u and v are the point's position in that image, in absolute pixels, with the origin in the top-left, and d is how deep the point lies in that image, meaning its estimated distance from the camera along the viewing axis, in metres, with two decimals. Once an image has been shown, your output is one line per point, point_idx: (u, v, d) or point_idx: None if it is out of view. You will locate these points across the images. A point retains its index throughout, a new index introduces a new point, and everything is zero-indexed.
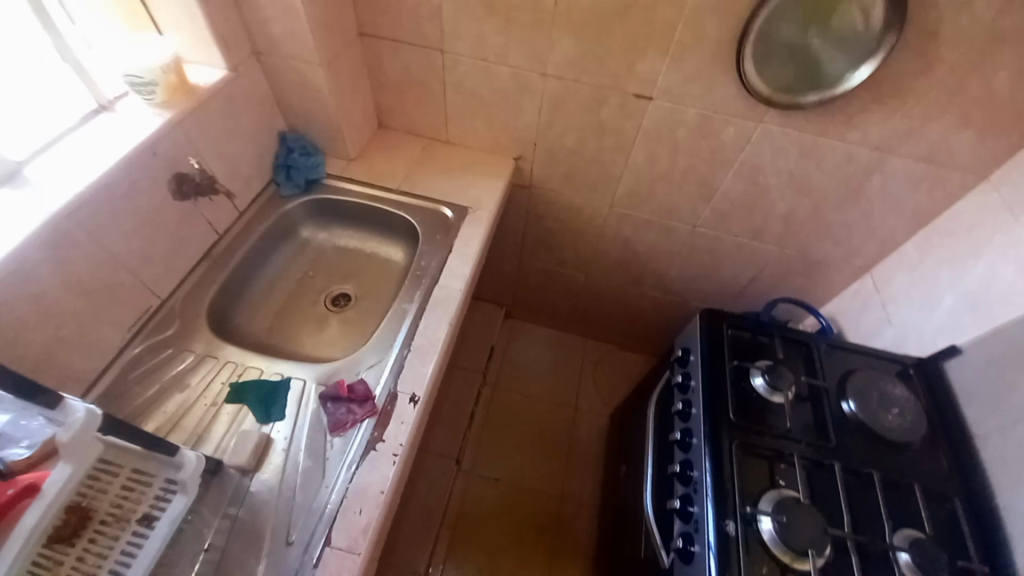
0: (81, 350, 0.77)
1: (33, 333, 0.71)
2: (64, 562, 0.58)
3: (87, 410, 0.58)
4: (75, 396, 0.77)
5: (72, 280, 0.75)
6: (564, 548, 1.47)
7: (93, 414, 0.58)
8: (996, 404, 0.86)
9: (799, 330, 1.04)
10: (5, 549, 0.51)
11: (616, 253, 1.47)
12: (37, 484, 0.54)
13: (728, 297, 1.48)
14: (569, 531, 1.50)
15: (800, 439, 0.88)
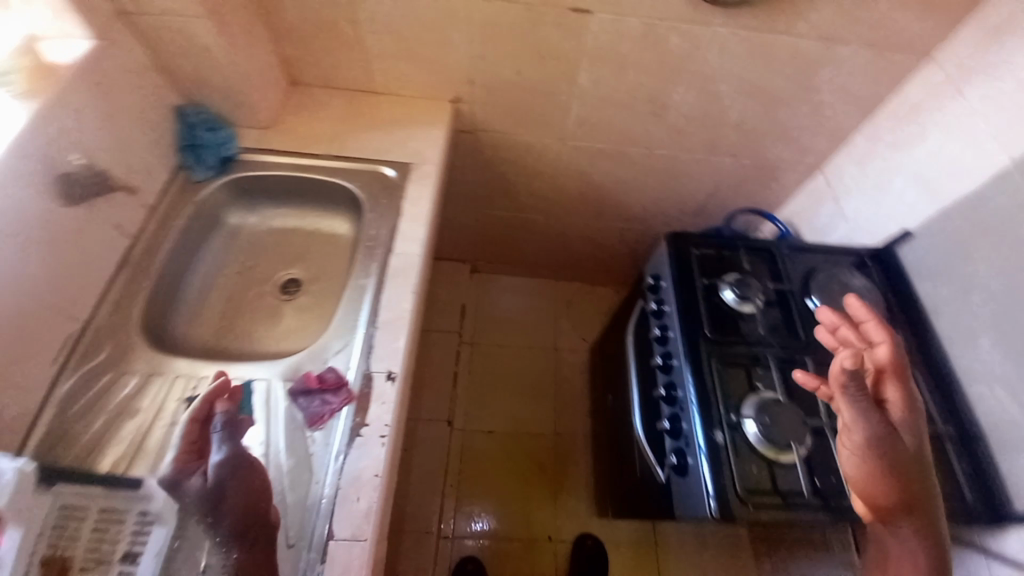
0: (2, 398, 0.67)
1: None
2: None
3: (15, 470, 0.61)
4: (9, 449, 0.68)
5: None
6: (566, 481, 1.54)
7: (25, 472, 0.61)
8: (947, 278, 0.92)
9: (760, 238, 1.05)
10: None
11: (573, 188, 1.41)
12: None
13: (689, 217, 1.48)
14: (569, 464, 1.57)
15: (773, 343, 0.91)
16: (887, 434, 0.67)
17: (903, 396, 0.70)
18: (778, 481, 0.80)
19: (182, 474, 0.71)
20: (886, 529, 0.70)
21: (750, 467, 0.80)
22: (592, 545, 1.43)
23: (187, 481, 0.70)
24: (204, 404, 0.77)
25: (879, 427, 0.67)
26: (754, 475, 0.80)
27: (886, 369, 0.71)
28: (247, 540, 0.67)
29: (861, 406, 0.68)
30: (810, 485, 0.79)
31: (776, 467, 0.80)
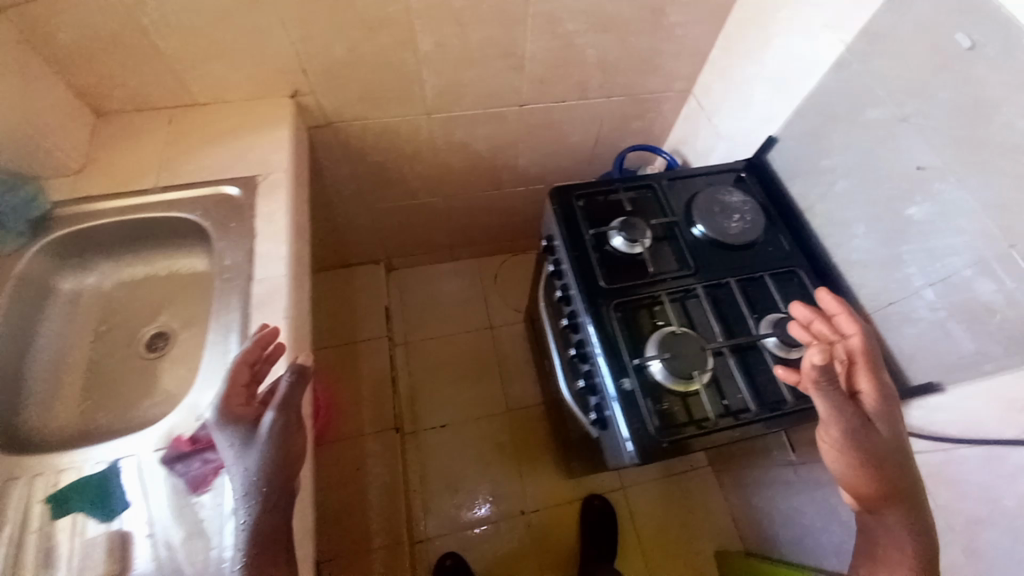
0: None
1: None
2: None
3: None
4: None
5: None
6: (528, 452, 1.55)
7: None
8: (813, 175, 0.93)
9: (640, 175, 1.03)
10: None
11: (459, 161, 1.34)
12: None
13: (584, 165, 1.45)
14: (527, 435, 1.57)
15: (666, 277, 0.91)
16: (865, 428, 0.65)
17: (877, 381, 0.69)
18: (692, 409, 0.81)
19: (232, 417, 0.67)
20: (874, 518, 0.66)
21: (663, 403, 0.81)
22: (601, 505, 1.46)
23: (229, 430, 0.66)
24: (257, 347, 0.72)
25: (854, 419, 0.66)
26: (668, 411, 0.80)
27: (859, 359, 0.70)
28: (275, 503, 0.64)
29: (835, 397, 0.66)
30: (721, 406, 0.81)
31: (687, 397, 0.81)
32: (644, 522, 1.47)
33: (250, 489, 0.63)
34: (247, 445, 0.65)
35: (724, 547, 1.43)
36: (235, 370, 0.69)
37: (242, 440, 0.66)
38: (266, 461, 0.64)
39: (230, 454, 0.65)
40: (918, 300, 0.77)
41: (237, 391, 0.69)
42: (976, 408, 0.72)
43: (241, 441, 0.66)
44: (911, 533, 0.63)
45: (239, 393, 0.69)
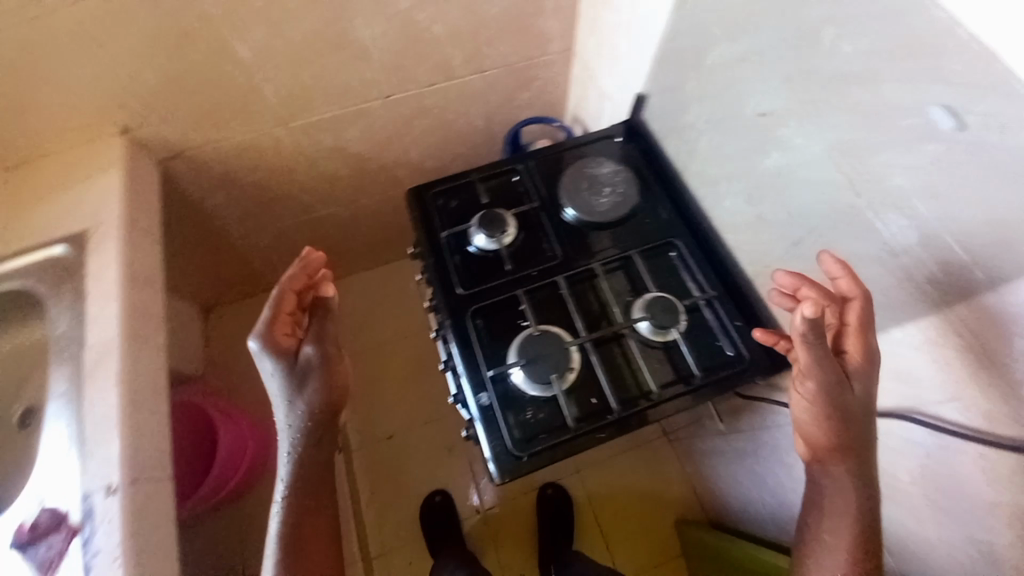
0: None
1: None
2: None
3: None
4: None
5: None
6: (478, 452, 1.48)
7: None
8: (680, 133, 0.84)
9: (504, 159, 0.94)
10: None
11: (343, 168, 1.23)
12: None
13: (486, 149, 1.32)
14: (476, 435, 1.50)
15: (531, 271, 0.83)
16: (843, 389, 0.55)
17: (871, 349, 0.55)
18: (559, 415, 0.73)
19: (276, 349, 0.68)
20: (820, 470, 0.59)
21: (527, 413, 0.73)
22: (554, 493, 1.38)
23: (272, 358, 0.68)
24: (302, 275, 0.71)
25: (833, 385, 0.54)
26: (532, 420, 0.73)
27: (855, 326, 0.55)
28: (326, 425, 0.70)
29: (820, 356, 0.54)
30: (590, 406, 0.73)
31: (554, 403, 0.74)
32: (602, 505, 1.38)
33: (299, 418, 0.68)
34: (285, 382, 0.69)
35: (685, 513, 1.35)
36: (282, 299, 0.69)
37: (288, 373, 0.69)
38: (316, 392, 0.69)
39: (275, 385, 0.69)
40: (788, 261, 0.69)
41: (281, 322, 0.69)
42: None
43: (284, 374, 0.69)
44: (856, 490, 0.56)
45: (287, 322, 0.70)
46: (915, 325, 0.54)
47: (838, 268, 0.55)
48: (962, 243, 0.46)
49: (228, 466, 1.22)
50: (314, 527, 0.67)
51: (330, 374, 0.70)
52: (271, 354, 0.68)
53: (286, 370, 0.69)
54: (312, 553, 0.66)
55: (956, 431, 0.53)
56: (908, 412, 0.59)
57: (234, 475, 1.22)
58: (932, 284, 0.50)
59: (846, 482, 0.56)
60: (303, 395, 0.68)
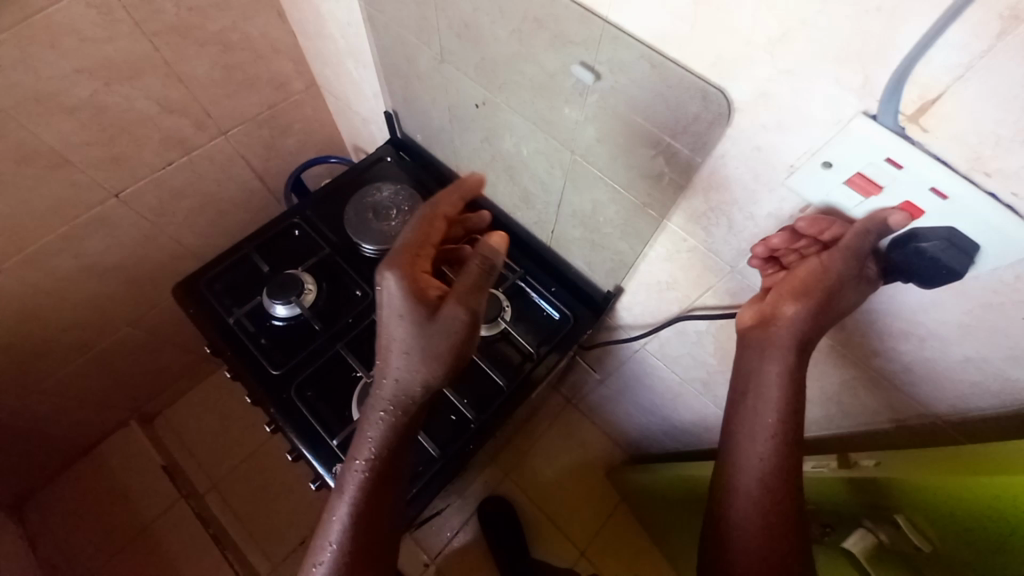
0: None
1: None
2: None
3: None
4: None
5: None
6: None
7: None
8: (437, 135, 0.86)
9: (277, 216, 0.87)
10: None
11: (109, 287, 1.04)
12: None
13: (273, 204, 1.23)
14: None
15: (347, 320, 0.78)
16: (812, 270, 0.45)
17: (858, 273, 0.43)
18: (425, 449, 0.71)
19: (415, 287, 0.53)
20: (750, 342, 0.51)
21: None
22: (493, 507, 1.35)
23: (403, 301, 0.53)
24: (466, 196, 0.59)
25: (848, 261, 0.42)
26: None
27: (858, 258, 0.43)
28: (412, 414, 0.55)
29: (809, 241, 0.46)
30: (450, 426, 0.72)
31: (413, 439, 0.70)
32: (539, 495, 1.40)
33: (399, 399, 0.54)
34: (415, 336, 0.52)
35: (610, 463, 1.42)
36: (430, 228, 0.57)
37: (422, 328, 0.52)
38: (434, 362, 0.52)
39: (397, 330, 0.53)
40: (561, 222, 0.75)
41: (421, 259, 0.56)
42: (643, 297, 0.74)
43: (415, 327, 0.52)
44: (785, 405, 0.49)
45: (428, 258, 0.57)
46: (654, 242, 0.62)
47: (817, 226, 0.44)
48: (656, 167, 0.53)
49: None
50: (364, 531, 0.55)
51: (449, 349, 0.52)
52: (402, 296, 0.52)
53: (420, 321, 0.52)
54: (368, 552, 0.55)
55: (719, 312, 0.63)
56: (688, 310, 0.69)
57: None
58: (645, 206, 0.58)
59: (780, 363, 0.48)
60: (422, 360, 0.52)
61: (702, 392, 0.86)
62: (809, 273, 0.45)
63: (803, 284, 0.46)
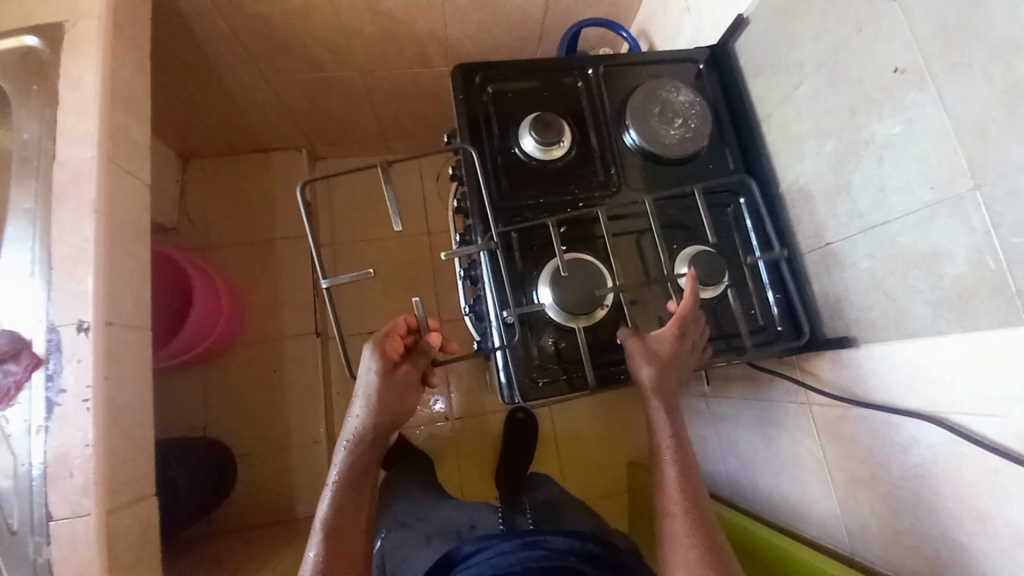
0: None
1: None
2: None
3: None
4: None
5: None
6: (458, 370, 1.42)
7: None
8: (777, 69, 0.74)
9: (571, 57, 0.82)
10: None
11: (365, 26, 1.04)
12: None
13: (532, 44, 1.15)
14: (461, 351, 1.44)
15: (574, 192, 0.77)
16: (676, 357, 0.68)
17: (671, 346, 0.68)
18: (580, 348, 0.71)
19: (384, 357, 0.76)
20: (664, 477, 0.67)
21: (541, 342, 0.71)
22: (525, 418, 1.39)
23: (375, 366, 0.76)
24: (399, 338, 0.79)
25: (674, 336, 0.67)
26: (549, 346, 0.71)
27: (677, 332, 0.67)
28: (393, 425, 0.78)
29: (674, 329, 0.67)
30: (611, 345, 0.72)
31: (577, 336, 0.72)
32: (564, 440, 1.42)
33: (363, 426, 0.76)
34: (376, 385, 0.76)
35: (636, 456, 1.42)
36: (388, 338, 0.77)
37: (383, 383, 0.76)
38: (383, 406, 0.76)
39: (364, 380, 0.76)
40: (853, 243, 0.65)
41: (392, 338, 0.78)
42: (869, 364, 0.65)
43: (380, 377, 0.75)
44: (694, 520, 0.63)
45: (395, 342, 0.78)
46: (973, 335, 0.52)
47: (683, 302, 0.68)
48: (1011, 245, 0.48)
49: (192, 338, 1.14)
50: (363, 445, 0.75)
51: (396, 396, 0.77)
52: (375, 358, 0.75)
53: (385, 372, 0.76)
54: (358, 479, 0.74)
55: (975, 440, 0.53)
56: (923, 415, 0.59)
57: (208, 338, 1.18)
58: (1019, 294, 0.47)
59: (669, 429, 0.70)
60: (379, 398, 0.75)
61: (835, 483, 0.74)
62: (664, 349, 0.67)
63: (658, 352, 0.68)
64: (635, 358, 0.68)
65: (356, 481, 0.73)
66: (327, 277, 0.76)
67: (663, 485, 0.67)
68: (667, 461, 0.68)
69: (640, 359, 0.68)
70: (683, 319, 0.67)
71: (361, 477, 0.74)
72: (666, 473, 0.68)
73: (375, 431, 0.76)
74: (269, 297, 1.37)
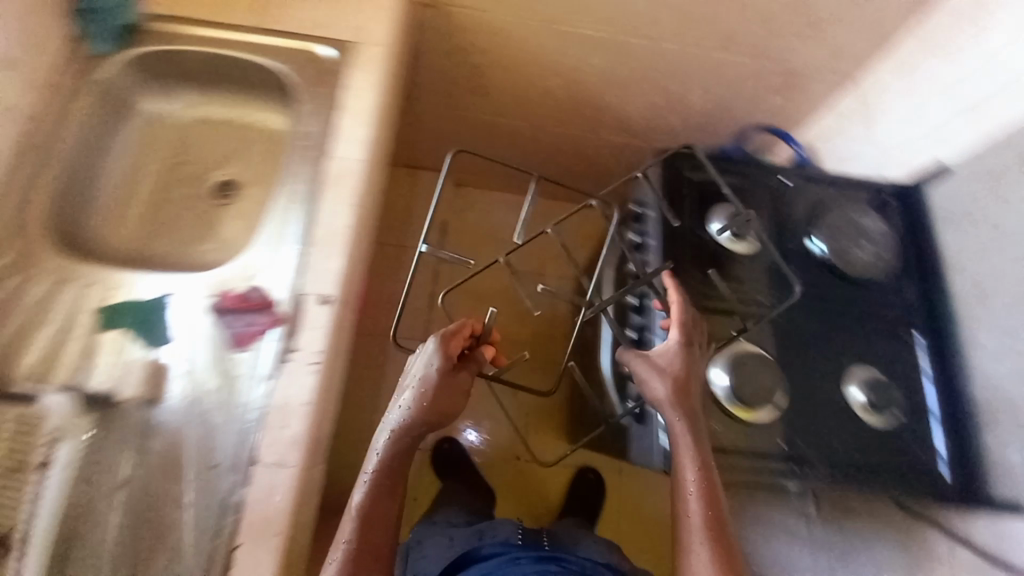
0: None
1: None
2: None
3: None
4: None
5: None
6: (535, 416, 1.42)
7: None
8: (979, 227, 0.84)
9: (768, 164, 0.92)
10: None
11: (560, 88, 1.15)
12: None
13: (698, 134, 1.24)
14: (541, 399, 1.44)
15: (755, 287, 0.83)
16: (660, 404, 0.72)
17: (670, 390, 0.72)
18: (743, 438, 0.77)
19: (446, 357, 0.78)
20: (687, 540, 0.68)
21: None
22: (594, 480, 1.37)
23: (433, 364, 0.78)
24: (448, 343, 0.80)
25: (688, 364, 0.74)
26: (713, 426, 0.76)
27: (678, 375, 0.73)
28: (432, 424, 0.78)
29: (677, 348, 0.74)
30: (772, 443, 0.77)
31: (741, 423, 0.77)
32: (627, 513, 1.39)
33: (402, 423, 0.76)
34: (426, 383, 0.77)
35: None
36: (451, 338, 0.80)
37: (436, 382, 0.77)
38: (433, 403, 0.77)
39: (415, 373, 0.78)
40: None
41: (455, 338, 0.80)
42: None
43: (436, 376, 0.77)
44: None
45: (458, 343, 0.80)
46: None
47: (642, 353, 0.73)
48: None
49: None
50: (397, 442, 0.76)
51: (446, 398, 0.78)
52: (435, 354, 0.78)
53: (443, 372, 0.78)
54: (388, 473, 0.74)
55: None
56: None
57: None
58: None
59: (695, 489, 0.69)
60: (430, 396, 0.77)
61: None
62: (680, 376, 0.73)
63: (682, 383, 0.72)
64: (659, 382, 0.73)
65: (385, 474, 0.74)
66: (427, 245, 0.80)
67: (685, 545, 0.68)
68: (694, 516, 0.68)
69: (649, 375, 0.73)
70: (682, 352, 0.74)
71: (386, 475, 0.74)
72: (687, 534, 0.68)
73: (414, 429, 0.76)
74: (388, 298, 1.46)
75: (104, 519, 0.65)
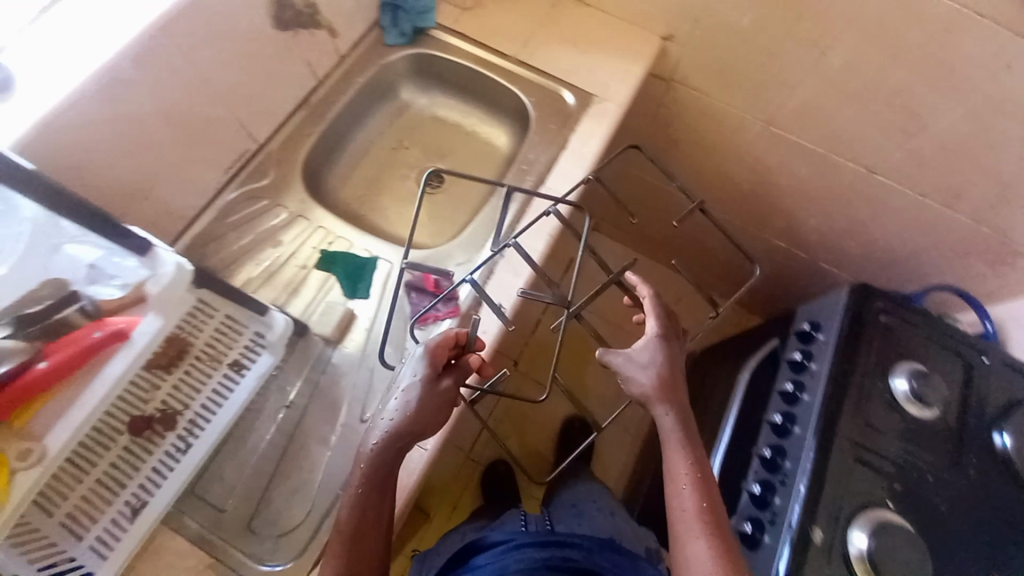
0: (154, 214, 0.74)
1: (120, 165, 0.67)
2: (161, 386, 0.64)
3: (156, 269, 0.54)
4: (167, 241, 0.77)
5: (153, 114, 0.69)
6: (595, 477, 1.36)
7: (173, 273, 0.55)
8: None
9: (967, 335, 0.87)
10: (93, 393, 0.49)
11: (747, 180, 1.16)
12: (127, 331, 0.51)
13: (873, 269, 1.19)
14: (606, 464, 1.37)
15: (922, 456, 0.78)
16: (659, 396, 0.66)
17: (664, 382, 0.66)
18: None
19: (433, 363, 0.64)
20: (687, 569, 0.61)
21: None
22: None
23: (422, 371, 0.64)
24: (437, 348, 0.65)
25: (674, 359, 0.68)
26: None
27: (663, 368, 0.66)
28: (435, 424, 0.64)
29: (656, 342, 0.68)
30: None
31: None
32: None
33: (388, 427, 0.63)
34: (415, 390, 0.63)
35: None
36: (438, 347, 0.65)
37: (422, 393, 0.63)
38: (424, 414, 0.63)
39: (404, 381, 0.65)
40: None
41: (438, 350, 0.65)
42: None
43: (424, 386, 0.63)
44: None
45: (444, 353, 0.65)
46: None
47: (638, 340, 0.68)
48: None
49: None
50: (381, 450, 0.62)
51: (441, 411, 0.64)
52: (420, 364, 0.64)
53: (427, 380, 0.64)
54: (377, 476, 0.62)
55: None
56: None
57: None
58: None
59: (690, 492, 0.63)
60: (420, 403, 0.63)
61: None
62: (667, 371, 0.66)
63: (670, 376, 0.67)
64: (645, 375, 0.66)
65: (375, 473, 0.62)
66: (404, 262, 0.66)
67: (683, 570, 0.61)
68: (697, 531, 0.61)
69: (634, 372, 0.66)
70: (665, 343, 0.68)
71: (370, 475, 0.62)
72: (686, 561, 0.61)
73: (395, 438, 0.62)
74: None
75: (261, 433, 0.73)
